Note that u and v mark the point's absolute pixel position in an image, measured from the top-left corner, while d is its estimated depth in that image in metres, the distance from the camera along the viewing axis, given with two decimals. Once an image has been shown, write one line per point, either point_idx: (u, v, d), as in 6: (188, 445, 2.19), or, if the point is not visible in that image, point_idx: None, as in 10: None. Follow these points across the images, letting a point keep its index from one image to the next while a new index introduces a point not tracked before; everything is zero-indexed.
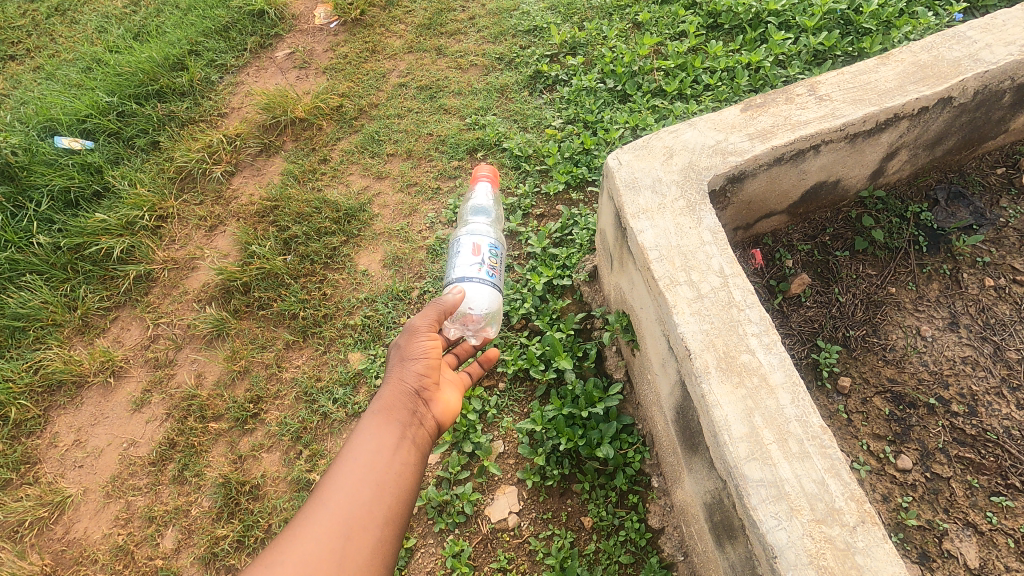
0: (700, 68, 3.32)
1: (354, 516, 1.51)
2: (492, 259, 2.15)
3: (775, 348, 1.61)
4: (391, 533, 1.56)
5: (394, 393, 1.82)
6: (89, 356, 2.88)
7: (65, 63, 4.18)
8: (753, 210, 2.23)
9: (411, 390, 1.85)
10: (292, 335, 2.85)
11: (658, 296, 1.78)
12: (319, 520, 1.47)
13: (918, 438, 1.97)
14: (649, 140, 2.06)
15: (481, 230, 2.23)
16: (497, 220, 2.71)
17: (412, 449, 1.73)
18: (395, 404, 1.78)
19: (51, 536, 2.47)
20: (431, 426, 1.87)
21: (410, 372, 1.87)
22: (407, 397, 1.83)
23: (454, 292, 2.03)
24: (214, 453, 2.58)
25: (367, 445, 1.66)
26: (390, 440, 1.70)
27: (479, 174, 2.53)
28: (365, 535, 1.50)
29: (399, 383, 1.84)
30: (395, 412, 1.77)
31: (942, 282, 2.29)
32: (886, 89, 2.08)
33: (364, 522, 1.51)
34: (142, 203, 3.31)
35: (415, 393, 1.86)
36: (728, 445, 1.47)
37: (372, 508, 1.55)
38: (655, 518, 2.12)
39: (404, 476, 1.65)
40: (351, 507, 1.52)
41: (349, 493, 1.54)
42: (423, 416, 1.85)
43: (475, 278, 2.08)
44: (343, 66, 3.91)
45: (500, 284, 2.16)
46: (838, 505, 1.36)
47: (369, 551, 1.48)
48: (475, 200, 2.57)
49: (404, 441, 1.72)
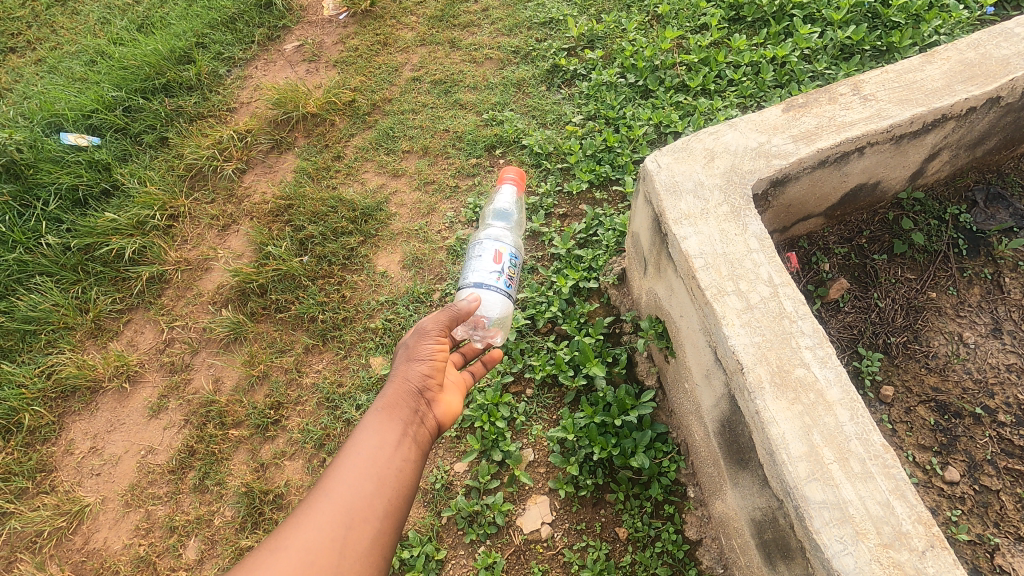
0: (723, 63, 3.23)
1: (354, 511, 1.45)
2: (510, 269, 2.06)
3: (831, 362, 1.56)
4: (390, 530, 1.49)
5: (399, 390, 1.73)
6: (103, 360, 2.81)
7: (67, 55, 4.06)
8: (792, 213, 2.17)
9: (416, 388, 1.75)
10: (311, 338, 2.78)
11: (704, 306, 1.72)
12: (319, 513, 1.42)
13: (964, 449, 1.94)
14: (688, 142, 1.98)
15: (503, 236, 2.13)
16: (519, 226, 2.58)
17: (414, 447, 1.65)
18: (398, 401, 1.69)
19: (70, 547, 2.43)
20: (434, 425, 1.78)
21: (416, 371, 1.78)
22: (411, 395, 1.73)
23: (470, 299, 1.92)
24: (236, 460, 2.53)
25: (369, 439, 1.59)
26: (393, 436, 1.61)
27: (505, 176, 2.39)
28: (363, 531, 1.43)
29: (403, 381, 1.75)
30: (399, 409, 1.68)
31: (983, 286, 2.24)
32: (933, 89, 2.01)
33: (363, 518, 1.45)
34: (153, 202, 3.23)
35: (420, 391, 1.76)
36: (788, 465, 1.44)
37: (372, 504, 1.48)
38: (693, 529, 2.08)
39: (405, 474, 1.57)
40: (351, 501, 1.46)
41: (350, 487, 1.48)
42: (427, 414, 1.76)
43: (492, 285, 1.99)
44: (354, 60, 3.80)
45: (514, 294, 2.08)
46: (905, 529, 1.34)
47: (367, 548, 1.42)
48: (498, 203, 2.43)
49: (406, 438, 1.63)
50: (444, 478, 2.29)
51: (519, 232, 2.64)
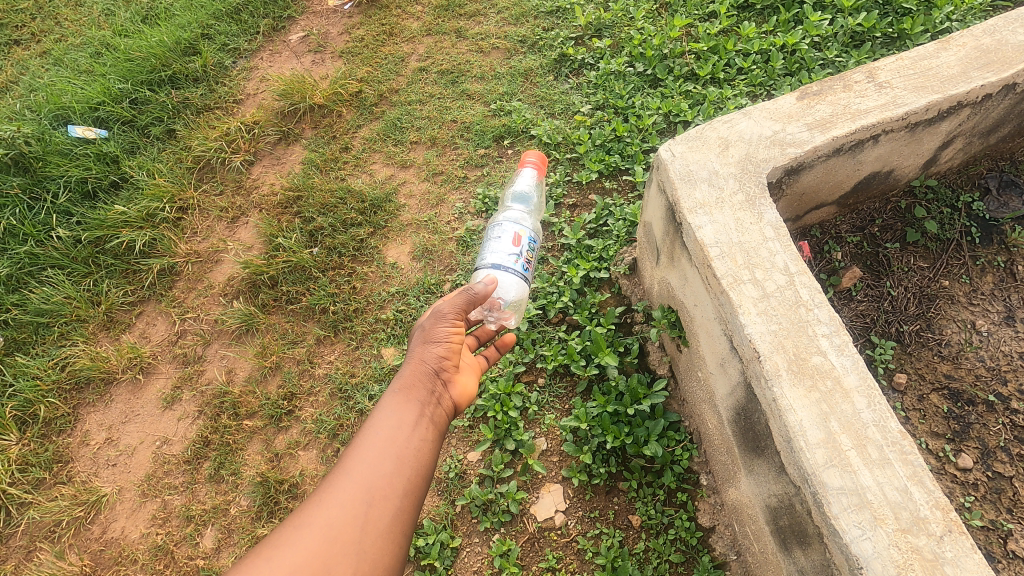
0: (733, 51, 3.20)
1: (374, 488, 1.46)
2: (528, 252, 2.07)
3: (848, 349, 1.57)
4: (411, 507, 1.50)
5: (415, 373, 1.74)
6: (116, 352, 2.83)
7: (73, 47, 4.03)
8: (805, 201, 2.16)
9: (431, 370, 1.76)
10: (323, 330, 2.79)
11: (719, 294, 1.72)
12: (341, 491, 1.44)
13: (978, 436, 1.95)
14: (702, 131, 1.98)
15: (521, 220, 2.15)
16: (538, 210, 2.60)
17: (431, 427, 1.66)
18: (415, 382, 1.70)
19: (88, 536, 2.46)
20: (449, 406, 1.79)
21: (432, 354, 1.78)
22: (428, 377, 1.74)
23: (487, 282, 1.89)
24: (250, 451, 2.55)
25: (387, 419, 1.60)
26: (410, 417, 1.62)
27: (525, 160, 2.42)
28: (385, 507, 1.45)
29: (419, 363, 1.75)
30: (415, 391, 1.69)
31: (996, 274, 2.24)
32: (949, 76, 2.00)
33: (383, 496, 1.46)
34: (162, 194, 3.23)
35: (436, 373, 1.77)
36: (805, 451, 1.45)
37: (392, 482, 1.49)
38: (705, 517, 2.09)
39: (424, 453, 1.58)
40: (371, 480, 1.47)
41: (370, 466, 1.49)
42: (443, 396, 1.76)
43: (509, 267, 1.99)
44: (360, 50, 3.78)
45: (530, 277, 2.08)
46: (923, 514, 1.35)
47: (388, 525, 1.43)
48: (517, 186, 2.44)
49: (423, 418, 1.65)
50: (457, 467, 2.31)
51: (539, 215, 2.65)
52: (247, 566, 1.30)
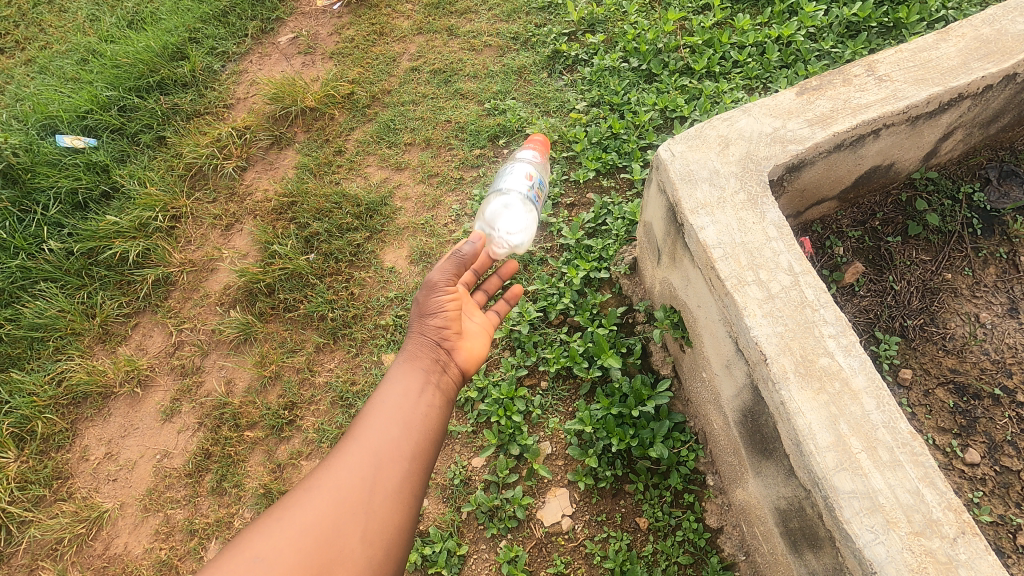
0: (727, 44, 3.16)
1: (382, 452, 1.45)
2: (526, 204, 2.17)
3: (855, 350, 1.55)
4: (420, 469, 1.49)
5: (419, 343, 1.74)
6: (113, 365, 2.80)
7: (58, 55, 3.96)
8: (806, 197, 2.14)
9: (435, 339, 1.75)
10: (322, 337, 2.76)
11: (723, 296, 1.70)
12: (350, 454, 1.43)
13: (984, 430, 1.94)
14: (702, 129, 1.96)
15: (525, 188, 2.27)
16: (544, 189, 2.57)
17: (437, 394, 1.65)
18: (418, 351, 1.71)
19: (91, 553, 2.43)
20: (456, 373, 1.78)
21: (431, 325, 1.75)
22: (431, 346, 1.74)
23: (474, 240, 1.81)
24: (252, 462, 2.52)
25: (393, 387, 1.61)
26: (415, 385, 1.62)
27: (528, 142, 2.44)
28: (392, 470, 1.44)
29: (421, 334, 1.75)
30: (420, 360, 1.70)
31: (999, 266, 2.23)
32: (949, 67, 1.98)
33: (391, 459, 1.45)
34: (154, 203, 3.19)
35: (441, 342, 1.76)
36: (815, 455, 1.44)
37: (400, 446, 1.48)
38: (713, 517, 2.09)
39: (430, 418, 1.58)
40: (378, 444, 1.47)
41: (378, 430, 1.49)
42: (448, 364, 1.75)
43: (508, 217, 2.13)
44: (351, 51, 3.72)
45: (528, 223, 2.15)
46: (936, 516, 1.34)
47: (397, 486, 1.42)
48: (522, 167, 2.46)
49: (428, 385, 1.65)
50: (461, 474, 2.30)
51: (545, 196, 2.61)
52: (257, 531, 1.29)
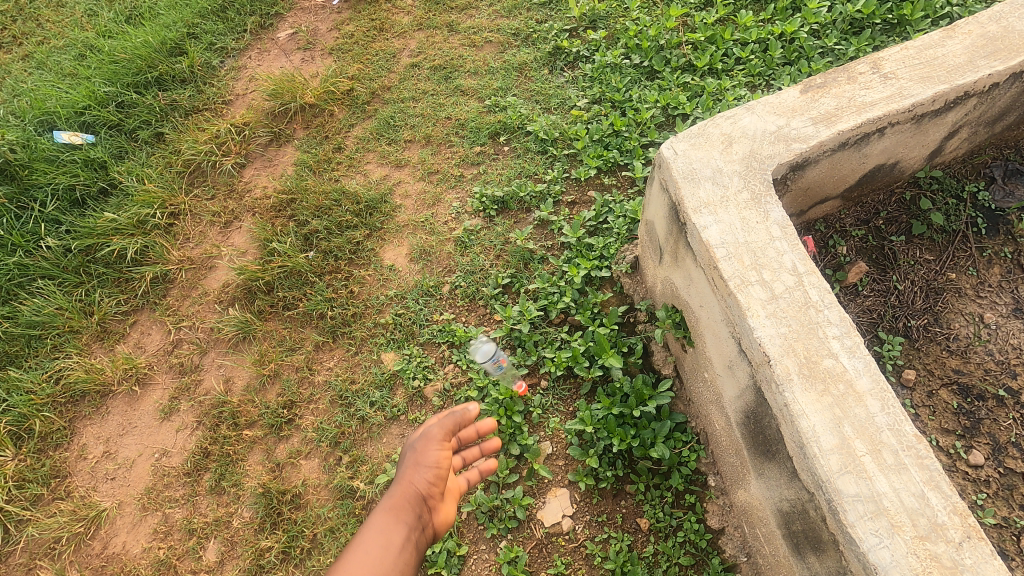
0: (730, 41, 3.14)
1: None
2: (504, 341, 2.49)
3: (859, 351, 1.54)
4: None
5: (404, 494, 1.73)
6: (111, 364, 2.78)
7: (56, 50, 3.93)
8: (810, 196, 2.12)
9: (420, 493, 1.73)
10: (322, 335, 2.74)
11: (726, 297, 1.68)
12: None
13: (989, 432, 1.93)
14: (705, 127, 1.93)
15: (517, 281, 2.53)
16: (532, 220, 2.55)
17: (414, 553, 1.66)
18: (402, 505, 1.69)
19: (89, 552, 2.42)
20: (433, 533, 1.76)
21: (422, 477, 1.75)
22: (417, 500, 1.72)
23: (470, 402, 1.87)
24: (251, 461, 2.51)
25: (373, 538, 1.63)
26: (396, 539, 1.63)
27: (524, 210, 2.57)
28: None
29: (408, 486, 1.74)
30: (403, 512, 1.69)
31: (1003, 266, 2.21)
32: (956, 65, 1.96)
33: None
34: (152, 200, 3.16)
35: (425, 497, 1.74)
36: (819, 458, 1.42)
37: None
38: (715, 518, 2.08)
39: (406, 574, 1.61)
40: None
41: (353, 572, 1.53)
42: (430, 521, 1.74)
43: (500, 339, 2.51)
44: (350, 47, 3.70)
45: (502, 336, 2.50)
46: (941, 520, 1.33)
47: None
48: None
49: (409, 542, 1.65)
50: None
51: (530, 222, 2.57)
52: None
